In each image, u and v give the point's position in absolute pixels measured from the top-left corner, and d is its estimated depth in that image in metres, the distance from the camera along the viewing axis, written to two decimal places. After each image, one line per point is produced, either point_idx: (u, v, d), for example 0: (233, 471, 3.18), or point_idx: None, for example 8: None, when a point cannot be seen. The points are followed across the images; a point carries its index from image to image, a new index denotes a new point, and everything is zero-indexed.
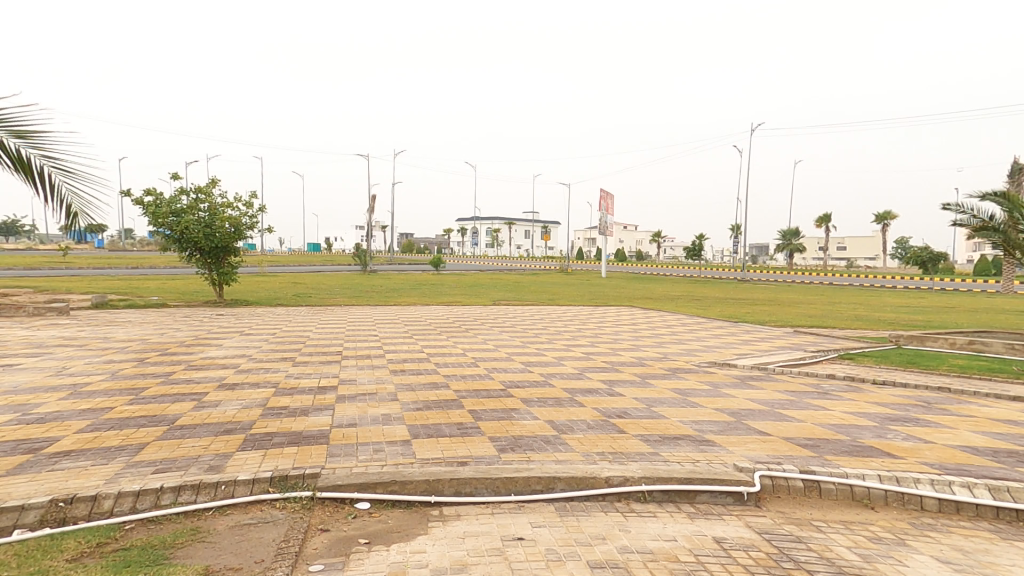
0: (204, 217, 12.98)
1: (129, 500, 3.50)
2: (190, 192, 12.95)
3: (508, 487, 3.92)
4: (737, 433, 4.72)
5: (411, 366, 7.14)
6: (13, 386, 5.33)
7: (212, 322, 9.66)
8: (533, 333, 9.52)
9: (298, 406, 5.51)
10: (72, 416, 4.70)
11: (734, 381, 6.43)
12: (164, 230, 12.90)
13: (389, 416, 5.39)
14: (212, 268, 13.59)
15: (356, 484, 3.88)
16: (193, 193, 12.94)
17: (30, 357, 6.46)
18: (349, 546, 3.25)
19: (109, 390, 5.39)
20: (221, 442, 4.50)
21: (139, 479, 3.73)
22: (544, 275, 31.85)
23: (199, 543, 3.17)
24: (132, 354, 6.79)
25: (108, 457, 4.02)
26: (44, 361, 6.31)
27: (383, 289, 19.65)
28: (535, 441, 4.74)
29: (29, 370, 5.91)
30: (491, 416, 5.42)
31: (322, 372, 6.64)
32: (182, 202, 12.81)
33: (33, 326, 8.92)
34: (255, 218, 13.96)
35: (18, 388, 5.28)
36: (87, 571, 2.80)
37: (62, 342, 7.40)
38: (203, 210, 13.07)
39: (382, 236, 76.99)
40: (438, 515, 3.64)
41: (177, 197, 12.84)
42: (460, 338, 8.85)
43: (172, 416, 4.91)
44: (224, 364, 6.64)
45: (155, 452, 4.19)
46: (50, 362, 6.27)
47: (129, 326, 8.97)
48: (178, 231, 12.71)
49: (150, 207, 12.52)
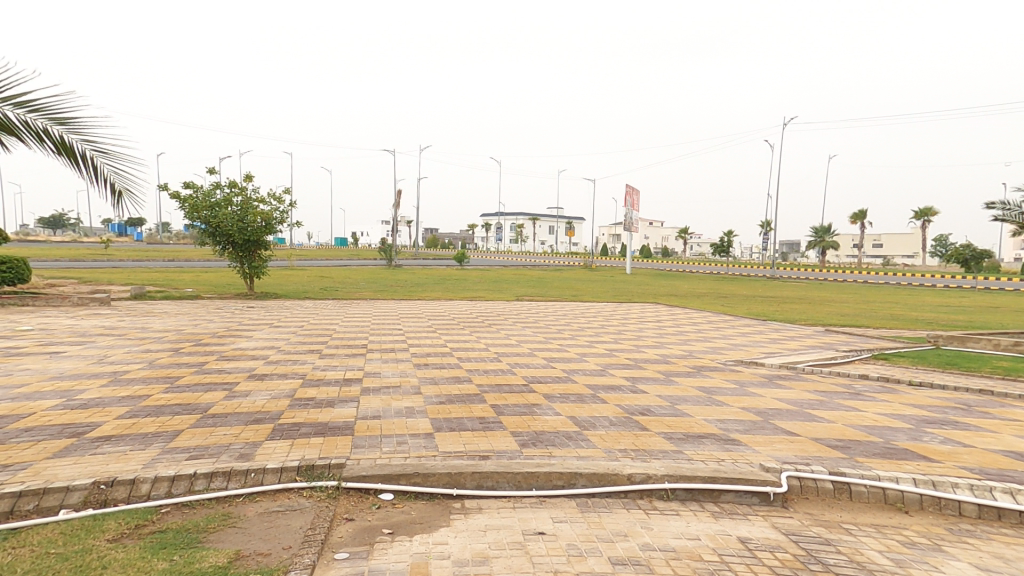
0: (238, 212, 13.31)
1: (165, 485, 3.64)
2: (225, 186, 13.30)
3: (529, 482, 3.95)
4: (764, 433, 4.63)
5: (434, 360, 7.22)
6: (59, 373, 5.58)
7: (243, 314, 9.93)
8: (556, 329, 9.49)
9: (324, 397, 5.63)
10: (112, 403, 4.90)
11: (761, 380, 6.30)
12: (200, 224, 13.27)
13: (413, 409, 5.47)
14: (245, 262, 13.96)
15: (380, 475, 3.95)
16: (227, 187, 13.27)
17: (74, 345, 6.77)
18: (373, 535, 3.31)
19: (147, 379, 5.60)
20: (251, 431, 4.64)
21: (175, 464, 3.89)
22: (566, 274, 31.67)
23: (230, 528, 3.28)
24: (168, 345, 7.02)
25: (146, 443, 4.18)
26: (87, 349, 6.60)
27: (410, 283, 19.85)
28: (556, 437, 4.74)
29: (74, 357, 6.18)
30: (513, 411, 5.45)
31: (347, 365, 6.77)
32: (217, 196, 13.17)
33: (79, 315, 9.36)
34: (287, 213, 14.23)
35: (63, 375, 5.53)
36: (127, 551, 2.93)
37: (104, 331, 7.71)
38: (236, 204, 13.39)
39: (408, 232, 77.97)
40: (460, 508, 3.67)
41: (212, 191, 13.20)
42: (483, 333, 8.89)
43: (206, 405, 5.08)
44: (254, 355, 6.83)
45: (189, 439, 4.35)
46: (93, 350, 6.56)
47: (165, 317, 9.30)
48: (212, 225, 13.08)
49: (187, 201, 12.91)
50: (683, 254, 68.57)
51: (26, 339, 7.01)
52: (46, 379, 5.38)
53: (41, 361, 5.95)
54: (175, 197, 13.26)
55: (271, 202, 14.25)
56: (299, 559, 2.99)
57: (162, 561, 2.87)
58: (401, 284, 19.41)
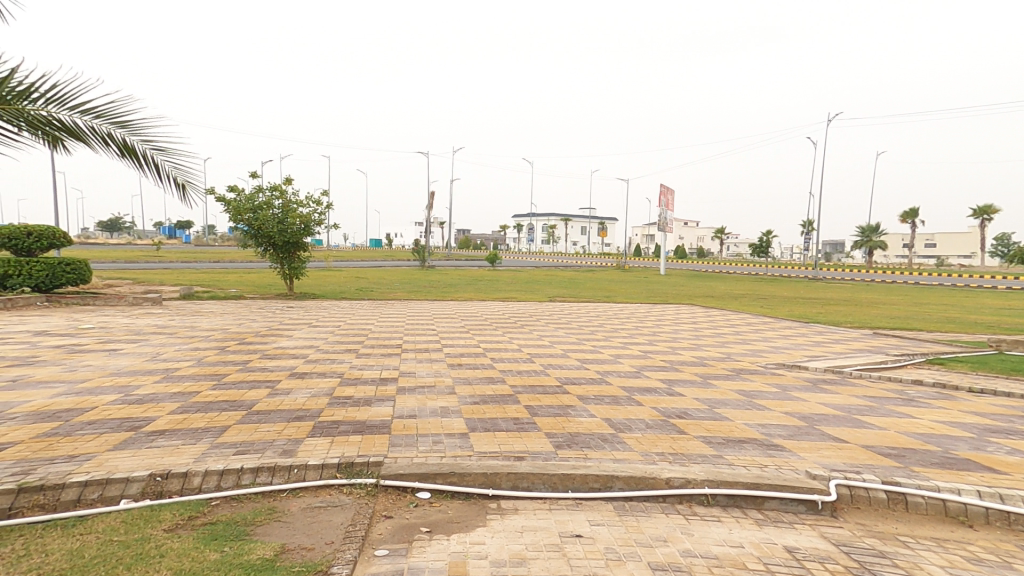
0: (279, 214, 13.70)
1: (215, 478, 3.77)
2: (267, 190, 13.70)
3: (565, 484, 3.93)
4: (810, 439, 4.48)
5: (467, 360, 7.26)
6: (117, 369, 5.86)
7: (283, 314, 10.23)
8: (590, 330, 9.43)
9: (361, 396, 5.73)
10: (165, 398, 5.11)
11: (805, 384, 6.11)
12: (243, 226, 13.71)
13: (447, 409, 5.52)
14: (285, 263, 14.37)
15: (417, 473, 4.00)
16: (269, 190, 13.68)
17: (130, 343, 7.10)
18: (411, 533, 3.34)
19: (196, 376, 5.82)
20: (293, 428, 4.76)
21: (223, 459, 4.02)
22: (599, 274, 31.44)
23: (275, 522, 3.37)
24: (215, 343, 7.29)
25: (196, 437, 4.35)
26: (142, 347, 6.91)
27: (443, 284, 20.08)
28: (591, 439, 4.70)
29: (130, 354, 6.49)
30: (547, 412, 5.43)
31: (383, 364, 6.88)
32: (259, 199, 13.58)
33: (134, 314, 9.83)
34: (325, 215, 14.58)
35: (121, 371, 5.80)
36: (182, 541, 3.05)
37: (157, 329, 8.07)
38: (277, 207, 13.77)
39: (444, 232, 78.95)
40: (496, 508, 3.68)
41: (255, 194, 13.62)
42: (515, 334, 8.91)
43: (250, 402, 5.24)
44: (294, 353, 7.02)
45: (236, 434, 4.50)
46: (147, 348, 6.87)
47: (212, 316, 9.67)
48: (255, 227, 13.50)
49: (232, 204, 13.37)
50: (720, 254, 67.10)
51: (87, 336, 7.38)
52: (106, 375, 5.65)
53: (101, 358, 6.26)
54: (220, 200, 13.73)
55: (310, 205, 14.63)
56: (341, 554, 3.05)
57: (214, 551, 2.98)
58: (435, 284, 19.65)
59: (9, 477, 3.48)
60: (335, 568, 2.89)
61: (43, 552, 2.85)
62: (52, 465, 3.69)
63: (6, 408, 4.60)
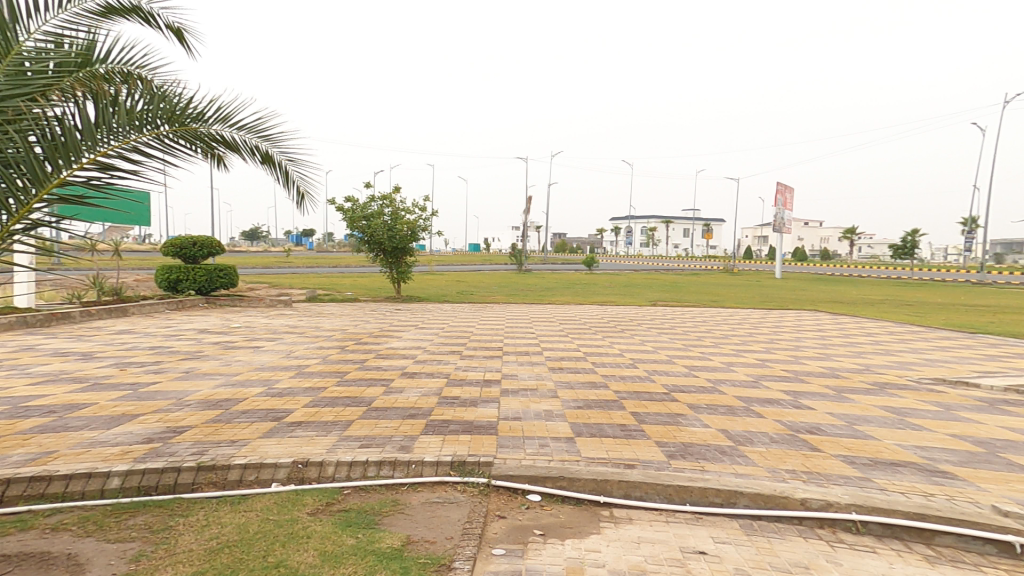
0: (388, 221, 14.50)
1: (345, 468, 4.01)
2: (378, 199, 14.58)
3: (682, 496, 3.71)
4: (988, 468, 3.88)
5: (569, 364, 7.18)
6: (261, 364, 6.48)
7: (393, 316, 10.80)
8: (699, 336, 8.96)
9: (468, 397, 5.86)
10: (299, 392, 5.55)
11: (970, 404, 5.31)
12: (357, 233, 14.73)
13: (551, 412, 5.46)
14: (393, 267, 15.22)
15: (526, 476, 3.98)
16: (380, 199, 14.54)
17: (269, 341, 7.86)
18: (525, 535, 3.32)
19: (323, 372, 6.29)
20: (408, 425, 4.96)
21: (350, 451, 4.27)
22: (701, 279, 30.01)
23: (399, 514, 3.50)
24: (336, 342, 7.85)
25: (326, 430, 4.67)
26: (279, 345, 7.61)
27: (540, 288, 20.21)
28: (707, 450, 4.42)
29: (269, 351, 7.16)
30: (656, 420, 5.20)
31: (486, 366, 6.99)
32: (372, 208, 14.47)
33: (269, 315, 10.91)
34: (429, 221, 15.20)
35: (264, 366, 6.41)
36: (323, 524, 3.26)
37: (290, 329, 8.85)
38: (387, 214, 14.59)
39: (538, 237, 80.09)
40: (608, 516, 3.56)
41: (368, 204, 14.54)
42: (618, 338, 8.69)
43: (369, 399, 5.55)
44: (405, 354, 7.36)
45: (359, 429, 4.76)
46: (283, 346, 7.55)
47: (332, 317, 10.46)
48: (367, 234, 14.42)
49: (348, 213, 14.38)
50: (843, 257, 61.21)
51: (234, 334, 8.27)
52: (252, 369, 6.27)
53: (247, 354, 6.98)
54: (338, 209, 14.87)
55: (416, 212, 15.37)
56: (461, 550, 3.09)
57: (350, 537, 3.15)
58: (532, 288, 19.80)
59: (190, 455, 3.92)
60: (457, 563, 2.93)
61: (219, 524, 3.19)
62: (219, 448, 4.12)
63: (182, 396, 5.23)
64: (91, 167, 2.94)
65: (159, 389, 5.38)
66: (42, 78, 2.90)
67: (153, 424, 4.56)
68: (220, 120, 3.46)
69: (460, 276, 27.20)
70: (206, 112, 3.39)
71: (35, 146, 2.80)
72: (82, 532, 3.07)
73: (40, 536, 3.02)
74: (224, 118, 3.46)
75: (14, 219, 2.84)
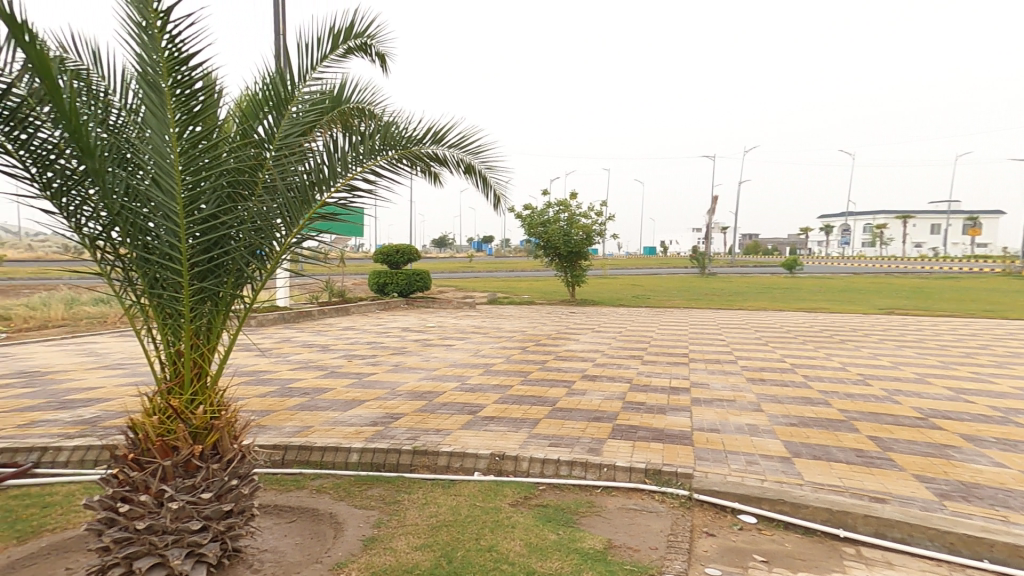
0: (564, 226, 14.87)
1: (539, 465, 3.90)
2: (555, 205, 15.04)
3: (971, 548, 2.85)
4: None
5: (772, 376, 6.28)
6: (453, 361, 6.91)
7: (569, 319, 10.86)
8: (952, 351, 7.20)
9: (655, 403, 5.42)
10: (488, 389, 5.72)
11: None
12: (535, 240, 15.25)
13: (756, 427, 4.75)
14: (568, 271, 15.50)
15: (736, 493, 3.42)
16: (557, 206, 14.99)
17: (459, 340, 8.41)
18: (744, 560, 2.82)
19: (508, 371, 6.43)
20: (594, 428, 4.71)
21: (541, 449, 4.16)
22: (924, 287, 24.96)
23: (596, 515, 3.25)
24: (518, 343, 8.07)
25: (517, 426, 4.66)
26: (468, 343, 8.09)
27: (721, 292, 18.68)
28: (999, 494, 3.38)
29: (460, 349, 7.64)
30: (906, 448, 4.16)
31: (673, 373, 6.46)
32: (549, 215, 14.96)
33: (458, 315, 11.81)
34: (604, 225, 15.18)
35: (457, 363, 6.81)
36: (524, 516, 3.17)
37: (477, 329, 9.42)
38: (563, 220, 14.96)
39: (718, 238, 74.80)
40: (855, 555, 2.86)
41: (545, 210, 15.08)
42: (833, 349, 7.43)
43: (553, 399, 5.45)
44: (584, 356, 7.21)
45: (546, 428, 4.66)
46: (471, 344, 8.01)
47: (511, 319, 10.90)
48: (544, 239, 14.92)
49: (526, 220, 15.09)
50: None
51: (430, 332, 9.03)
52: (447, 365, 6.71)
53: (441, 350, 7.53)
54: (518, 218, 15.61)
55: (592, 216, 15.49)
56: (671, 563, 2.71)
57: (551, 532, 2.99)
58: (714, 293, 18.41)
59: (406, 440, 4.20)
60: None
61: (437, 504, 3.30)
62: (427, 435, 4.35)
63: (395, 386, 5.76)
64: (341, 192, 2.84)
65: (377, 379, 6.01)
66: (304, 109, 2.86)
67: (375, 410, 5.06)
68: (435, 141, 3.11)
69: (630, 281, 26.68)
70: (423, 133, 3.06)
71: (305, 174, 2.75)
72: (338, 496, 3.44)
73: (311, 495, 3.47)
74: (440, 138, 3.08)
75: (292, 234, 2.73)
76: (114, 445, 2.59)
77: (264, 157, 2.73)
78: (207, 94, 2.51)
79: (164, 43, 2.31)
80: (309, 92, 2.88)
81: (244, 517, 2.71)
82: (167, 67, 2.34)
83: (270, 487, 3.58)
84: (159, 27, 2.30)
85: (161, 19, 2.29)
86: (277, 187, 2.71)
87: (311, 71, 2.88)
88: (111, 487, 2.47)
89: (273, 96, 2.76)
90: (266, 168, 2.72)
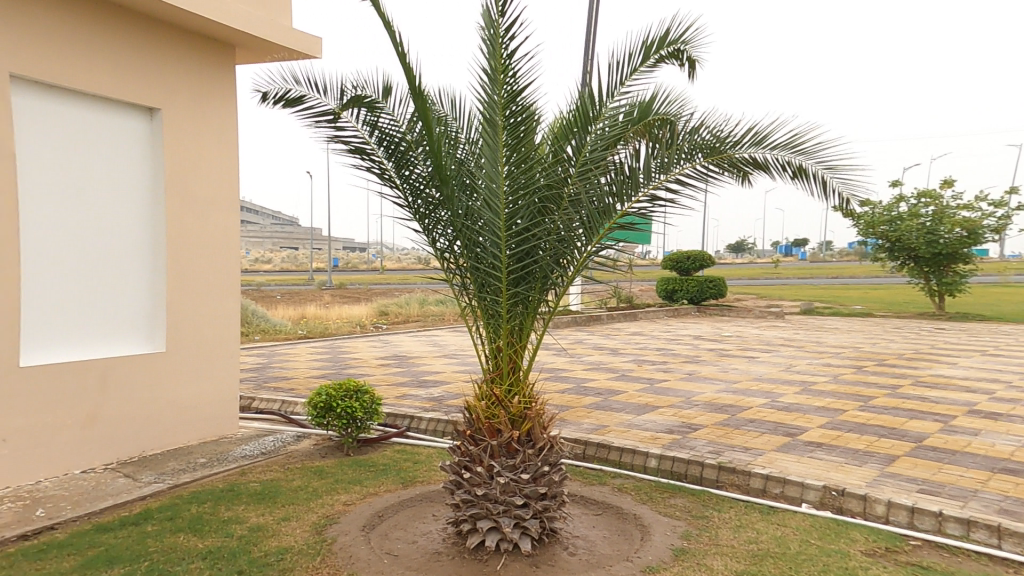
0: (927, 223, 12.46)
1: (904, 513, 2.98)
2: (913, 198, 12.76)
3: None
4: None
5: None
6: (759, 373, 6.26)
7: (933, 338, 9.12)
8: None
9: None
10: (809, 410, 4.83)
11: None
12: (875, 241, 13.19)
13: None
14: (932, 277, 12.86)
15: None
16: (915, 199, 12.68)
17: (764, 353, 7.82)
18: None
19: (837, 393, 5.39)
20: (999, 481, 3.37)
21: (906, 493, 3.18)
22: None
23: None
24: (848, 361, 7.04)
25: (860, 459, 3.72)
26: (775, 357, 7.38)
27: None
28: None
29: (766, 363, 6.95)
30: None
31: None
32: (900, 210, 12.78)
33: (764, 327, 11.08)
34: (1006, 219, 12.21)
35: (763, 377, 6.14)
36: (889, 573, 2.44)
37: (789, 343, 8.65)
38: (925, 215, 12.58)
39: None
40: None
41: (895, 206, 12.89)
42: None
43: (916, 434, 4.21)
44: (963, 386, 5.71)
45: (910, 468, 3.58)
46: (780, 359, 7.24)
47: (841, 334, 9.74)
48: (892, 240, 12.78)
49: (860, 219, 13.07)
50: None
51: (729, 343, 8.60)
52: (751, 377, 6.10)
53: (743, 362, 6.99)
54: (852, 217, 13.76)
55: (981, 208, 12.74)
56: None
57: None
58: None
59: (708, 452, 3.83)
60: None
61: (755, 530, 2.86)
62: (736, 451, 3.88)
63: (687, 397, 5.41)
64: (642, 202, 2.75)
65: (665, 383, 5.73)
66: (611, 123, 2.81)
67: (670, 418, 4.78)
68: (755, 142, 2.72)
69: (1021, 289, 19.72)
70: (741, 135, 2.71)
71: (606, 185, 2.77)
72: (640, 499, 3.30)
73: (609, 491, 3.44)
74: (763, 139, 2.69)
75: (592, 242, 2.76)
76: (457, 421, 3.01)
77: (570, 170, 2.79)
78: (530, 121, 2.71)
79: (506, 83, 2.59)
80: (613, 108, 2.82)
81: (558, 506, 2.85)
82: (506, 104, 2.62)
83: (575, 478, 3.70)
84: (502, 71, 2.57)
85: (506, 62, 2.56)
86: (582, 199, 2.75)
87: (620, 87, 2.83)
88: (457, 455, 2.89)
89: (582, 115, 2.78)
90: (571, 181, 2.78)
